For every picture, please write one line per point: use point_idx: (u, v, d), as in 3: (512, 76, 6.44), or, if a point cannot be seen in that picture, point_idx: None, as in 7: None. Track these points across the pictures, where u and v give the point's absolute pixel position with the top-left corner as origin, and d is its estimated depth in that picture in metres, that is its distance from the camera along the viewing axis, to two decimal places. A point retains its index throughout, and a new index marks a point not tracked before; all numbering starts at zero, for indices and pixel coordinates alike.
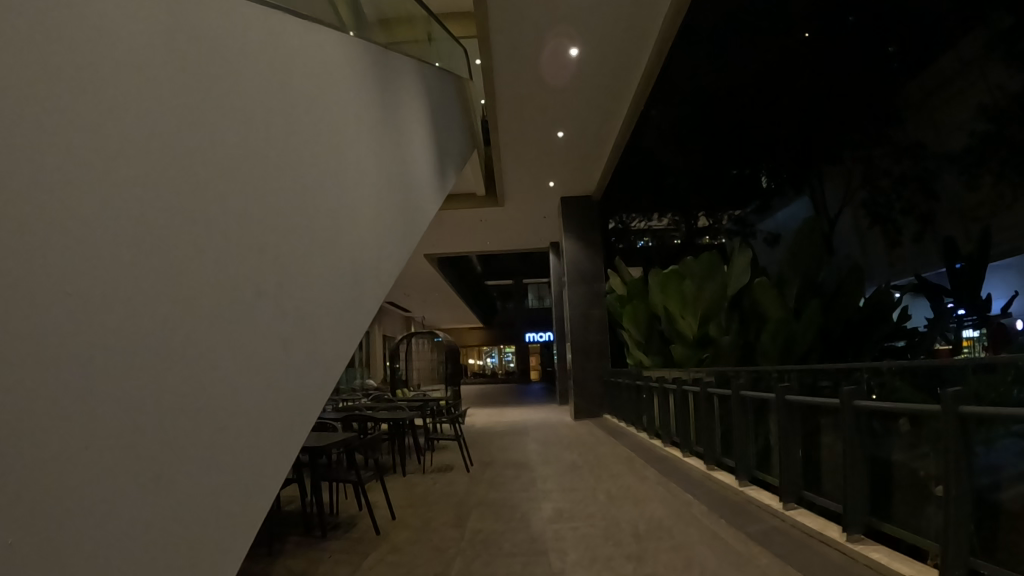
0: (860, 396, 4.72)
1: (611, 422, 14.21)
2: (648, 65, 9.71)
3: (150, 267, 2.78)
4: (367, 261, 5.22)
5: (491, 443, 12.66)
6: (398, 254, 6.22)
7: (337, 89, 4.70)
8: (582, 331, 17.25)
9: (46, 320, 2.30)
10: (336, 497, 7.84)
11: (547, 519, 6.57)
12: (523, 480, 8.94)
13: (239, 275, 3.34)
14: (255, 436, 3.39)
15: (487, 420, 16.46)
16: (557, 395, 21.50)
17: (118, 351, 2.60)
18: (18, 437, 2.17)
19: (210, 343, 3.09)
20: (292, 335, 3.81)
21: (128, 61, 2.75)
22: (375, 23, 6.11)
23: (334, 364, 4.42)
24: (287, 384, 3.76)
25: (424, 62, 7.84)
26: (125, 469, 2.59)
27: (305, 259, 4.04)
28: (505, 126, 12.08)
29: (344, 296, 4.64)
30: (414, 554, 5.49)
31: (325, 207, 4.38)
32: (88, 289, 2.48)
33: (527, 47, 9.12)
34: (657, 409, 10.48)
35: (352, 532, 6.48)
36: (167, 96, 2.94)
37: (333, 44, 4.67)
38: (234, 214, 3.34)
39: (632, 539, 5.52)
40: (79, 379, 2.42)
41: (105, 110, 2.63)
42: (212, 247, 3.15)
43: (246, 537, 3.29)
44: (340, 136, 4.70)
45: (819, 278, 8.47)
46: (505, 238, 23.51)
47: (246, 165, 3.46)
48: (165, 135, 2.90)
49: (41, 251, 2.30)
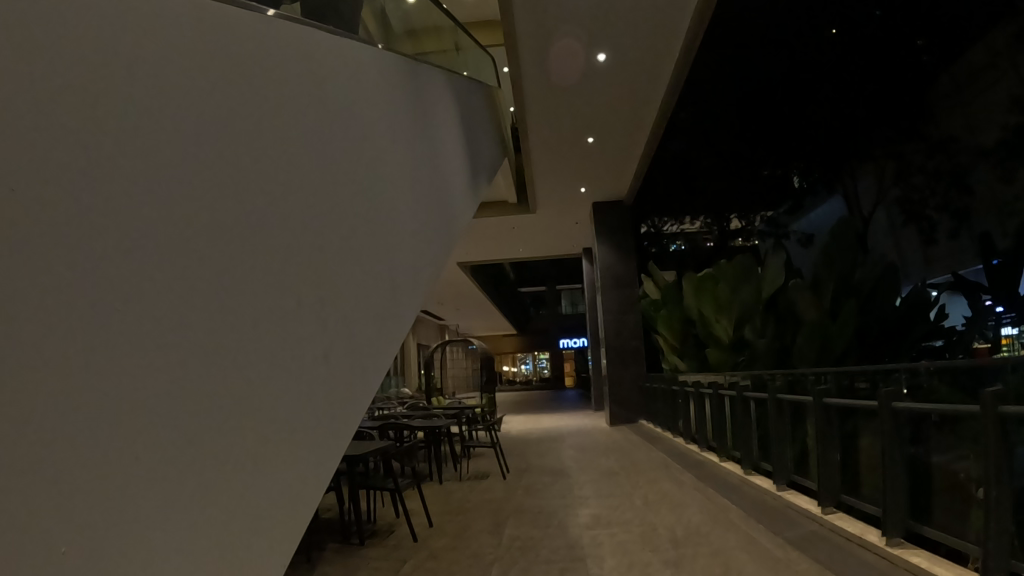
0: (899, 397, 4.68)
1: (645, 429, 14.14)
2: (675, 68, 9.76)
3: (186, 272, 2.83)
4: (404, 273, 5.28)
5: (527, 450, 12.66)
6: (436, 263, 6.33)
7: (371, 101, 4.81)
8: (617, 337, 17.23)
9: (95, 333, 2.40)
10: (373, 505, 7.92)
11: (584, 525, 6.62)
12: (559, 486, 8.98)
13: (280, 287, 3.43)
14: (298, 445, 3.47)
15: (523, 428, 16.47)
16: (593, 402, 21.43)
17: (166, 362, 2.69)
18: (72, 447, 2.28)
19: (254, 354, 3.18)
20: (331, 348, 3.89)
21: (168, 81, 2.85)
22: (403, 35, 6.24)
23: (374, 373, 4.48)
24: (327, 393, 3.80)
25: (453, 70, 7.94)
26: (164, 471, 2.64)
27: (345, 270, 4.13)
28: (535, 132, 12.16)
29: (383, 309, 4.72)
30: (450, 561, 5.55)
31: (360, 216, 4.44)
32: (134, 305, 2.58)
33: (553, 54, 9.19)
34: (693, 414, 10.42)
35: (390, 540, 6.54)
36: (199, 105, 3.01)
37: (365, 58, 4.78)
38: (276, 229, 3.44)
39: (670, 544, 5.53)
40: (131, 390, 2.53)
41: (140, 118, 2.70)
42: (253, 262, 3.24)
43: (290, 546, 3.36)
44: (376, 148, 4.80)
45: (854, 279, 8.43)
46: (537, 244, 23.61)
47: (282, 173, 3.53)
48: (199, 145, 2.98)
49: (88, 268, 2.41)
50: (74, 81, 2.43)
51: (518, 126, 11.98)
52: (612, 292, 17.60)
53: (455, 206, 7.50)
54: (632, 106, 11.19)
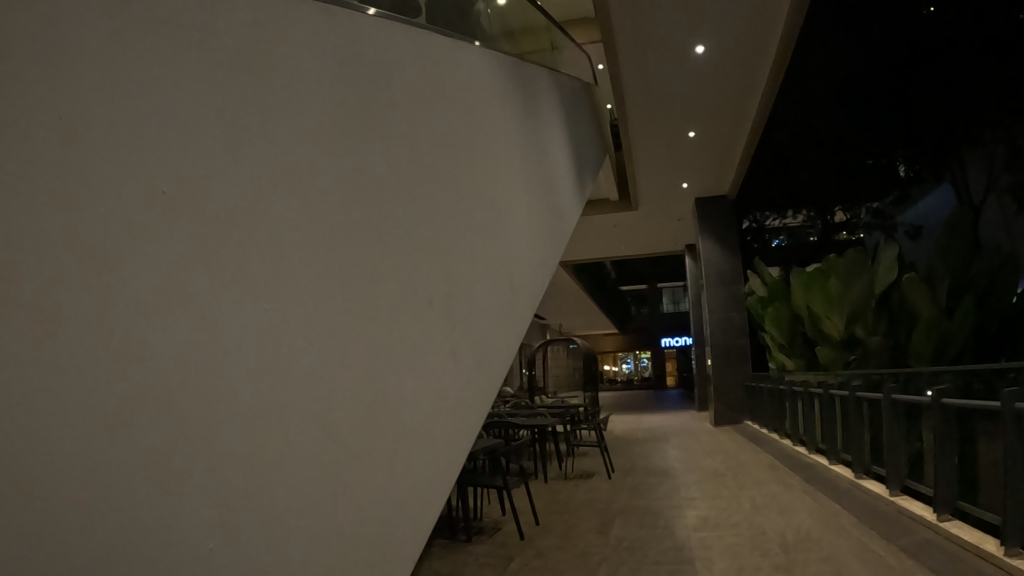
0: (1020, 399, 4.54)
1: (752, 429, 13.96)
2: (776, 58, 9.63)
3: (312, 281, 3.05)
4: (519, 276, 5.43)
5: (633, 450, 12.71)
6: (548, 262, 6.46)
7: (483, 109, 4.97)
8: (722, 335, 17.02)
9: (238, 340, 2.64)
10: (483, 503, 8.15)
11: (691, 527, 6.66)
12: (666, 487, 9.02)
13: (402, 294, 3.63)
14: (422, 446, 3.66)
15: (628, 428, 16.50)
16: (699, 400, 21.23)
17: (301, 367, 2.92)
18: (222, 446, 2.52)
19: (378, 359, 3.39)
20: (451, 352, 4.07)
21: (290, 107, 3.09)
22: (503, 39, 6.41)
23: (493, 373, 4.62)
24: (450, 395, 3.98)
25: (552, 69, 8.07)
26: (296, 453, 2.84)
27: (462, 274, 4.31)
28: (634, 128, 12.18)
29: (500, 313, 4.88)
30: (558, 560, 5.70)
31: (477, 220, 4.60)
32: (273, 316, 2.82)
33: (650, 47, 9.22)
34: (802, 414, 10.26)
35: (500, 538, 6.75)
36: (319, 126, 3.24)
37: (474, 67, 4.95)
38: (395, 239, 3.64)
39: (779, 549, 5.52)
40: (271, 394, 2.76)
41: (264, 135, 2.93)
42: (375, 270, 3.45)
43: (416, 544, 3.55)
44: (489, 154, 4.97)
45: (971, 271, 8.16)
46: (639, 241, 23.53)
47: (398, 185, 3.73)
48: (322, 164, 3.21)
49: (228, 280, 2.65)
50: (208, 109, 2.68)
51: (618, 122, 12.02)
52: (716, 289, 17.41)
53: (562, 205, 7.63)
54: (732, 98, 11.09)
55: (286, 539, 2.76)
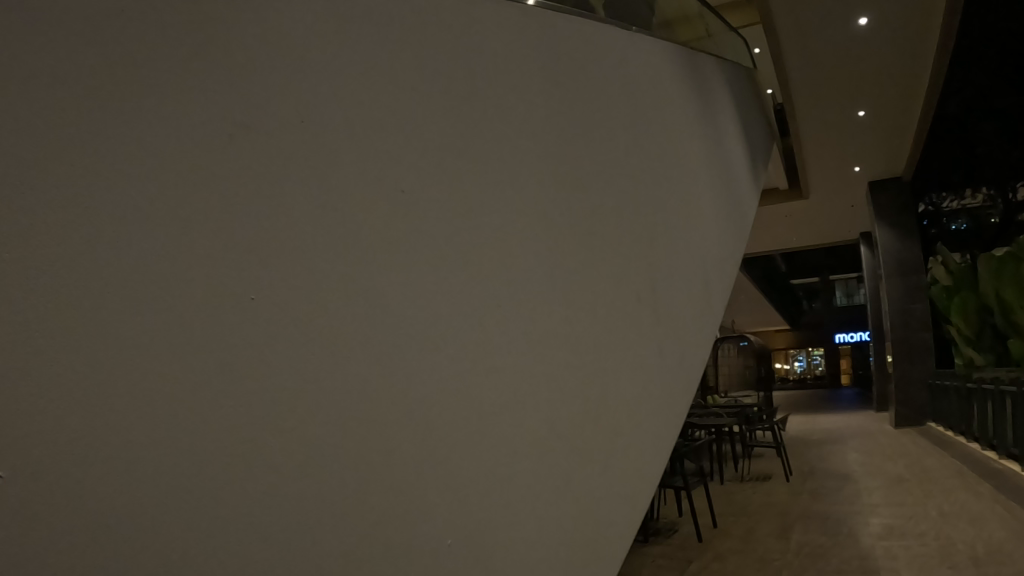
0: None
1: (935, 430, 13.39)
2: (951, 32, 9.20)
3: (541, 288, 3.27)
4: (703, 275, 5.57)
5: (809, 453, 12.51)
6: (729, 254, 6.52)
7: (679, 123, 5.22)
8: (901, 330, 16.35)
9: (494, 347, 2.88)
10: (660, 505, 8.35)
11: (875, 536, 6.61)
12: (845, 492, 8.90)
13: (606, 301, 3.83)
14: (624, 451, 3.88)
15: (802, 428, 16.17)
16: (877, 397, 20.44)
17: (539, 370, 3.15)
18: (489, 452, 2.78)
19: (591, 363, 3.60)
20: (646, 359, 4.26)
21: (519, 124, 3.30)
22: (666, 28, 6.51)
23: (680, 381, 4.79)
24: (645, 400, 4.19)
25: (716, 54, 8.07)
26: (537, 450, 3.07)
27: (651, 277, 4.48)
28: (801, 107, 11.91)
29: (686, 316, 5.03)
30: (738, 565, 5.83)
31: (673, 232, 4.85)
32: (516, 323, 3.05)
33: (815, 28, 9.11)
34: (991, 415, 9.81)
35: (677, 540, 6.94)
36: (540, 142, 3.44)
37: (659, 65, 5.07)
38: (598, 248, 3.84)
39: (970, 563, 5.43)
40: (520, 398, 3.00)
41: (501, 153, 3.14)
42: (586, 279, 3.67)
43: (620, 545, 3.79)
44: (675, 155, 5.09)
45: None
46: (808, 232, 22.85)
47: (599, 197, 3.92)
48: (544, 179, 3.42)
49: (487, 291, 2.90)
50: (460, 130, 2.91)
51: (783, 104, 11.81)
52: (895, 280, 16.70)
53: (739, 194, 7.63)
54: (906, 71, 10.63)
55: (535, 519, 3.00)
